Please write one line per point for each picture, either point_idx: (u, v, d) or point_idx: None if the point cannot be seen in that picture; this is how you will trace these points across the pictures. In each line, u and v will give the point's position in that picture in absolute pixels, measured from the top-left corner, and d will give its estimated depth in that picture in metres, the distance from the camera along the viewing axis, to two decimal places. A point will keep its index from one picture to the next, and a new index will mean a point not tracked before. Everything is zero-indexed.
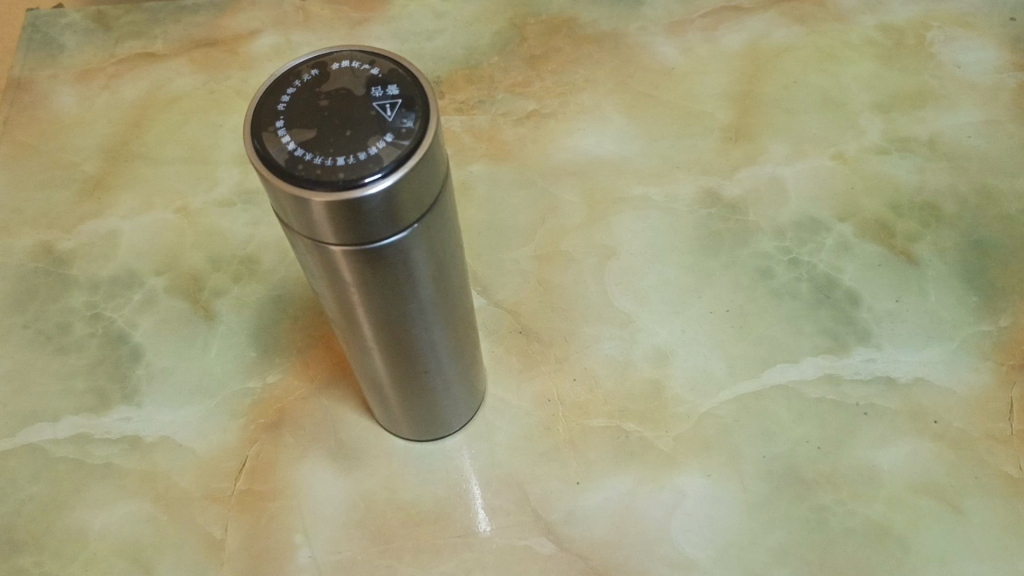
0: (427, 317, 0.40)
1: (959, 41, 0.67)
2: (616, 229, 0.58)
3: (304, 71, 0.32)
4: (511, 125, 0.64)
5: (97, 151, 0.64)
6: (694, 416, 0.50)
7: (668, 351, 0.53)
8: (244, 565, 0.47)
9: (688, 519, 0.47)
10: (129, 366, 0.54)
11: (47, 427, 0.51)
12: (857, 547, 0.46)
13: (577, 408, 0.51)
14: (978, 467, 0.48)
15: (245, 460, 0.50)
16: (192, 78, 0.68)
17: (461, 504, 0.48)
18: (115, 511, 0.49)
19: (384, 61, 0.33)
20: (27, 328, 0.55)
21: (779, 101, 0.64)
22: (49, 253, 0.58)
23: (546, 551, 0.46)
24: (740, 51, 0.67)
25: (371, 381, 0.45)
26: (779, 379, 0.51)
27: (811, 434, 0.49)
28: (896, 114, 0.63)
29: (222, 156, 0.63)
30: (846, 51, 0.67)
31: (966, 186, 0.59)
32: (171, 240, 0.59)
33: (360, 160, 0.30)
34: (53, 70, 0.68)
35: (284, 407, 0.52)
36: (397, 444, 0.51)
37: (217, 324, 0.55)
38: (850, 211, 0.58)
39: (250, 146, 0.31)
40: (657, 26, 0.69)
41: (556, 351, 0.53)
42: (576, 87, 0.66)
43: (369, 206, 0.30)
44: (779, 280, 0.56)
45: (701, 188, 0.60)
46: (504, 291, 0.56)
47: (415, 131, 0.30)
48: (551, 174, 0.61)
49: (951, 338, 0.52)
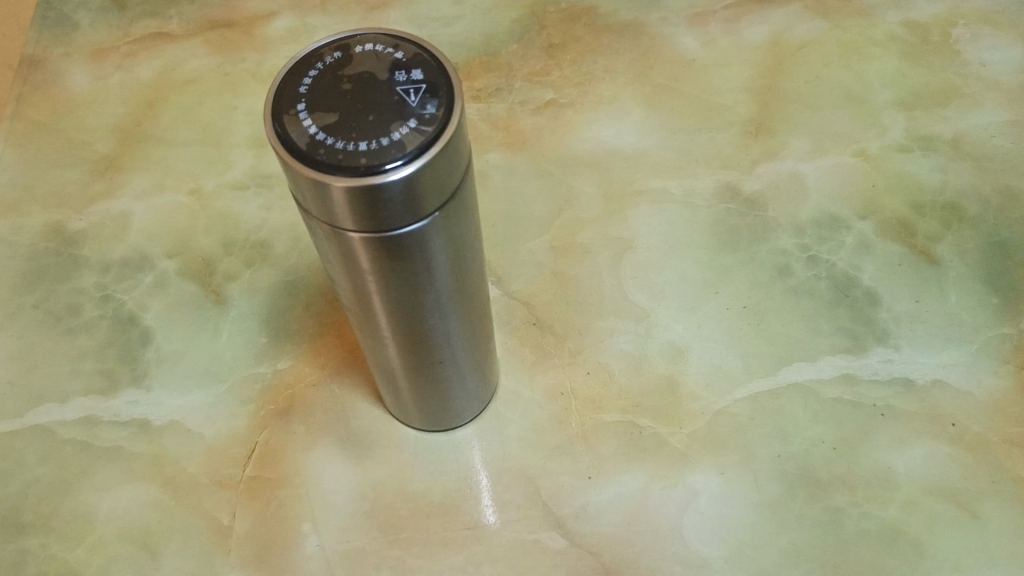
0: (444, 307, 0.39)
1: (985, 39, 0.66)
2: (634, 222, 0.58)
3: (327, 54, 0.32)
4: (529, 113, 0.63)
5: (110, 131, 0.63)
6: (709, 413, 0.50)
7: (683, 347, 0.52)
8: (252, 552, 0.46)
9: (700, 518, 0.46)
10: (139, 349, 0.53)
11: (55, 409, 0.51)
12: (871, 551, 0.45)
13: (591, 402, 0.51)
14: (995, 473, 0.47)
15: (254, 447, 0.50)
16: (207, 60, 0.67)
17: (470, 497, 0.48)
18: (123, 494, 0.48)
19: (409, 45, 0.32)
20: (36, 308, 0.55)
21: (801, 96, 0.63)
22: (61, 233, 0.58)
23: (557, 546, 0.46)
24: (762, 44, 0.66)
25: (383, 369, 0.45)
26: (796, 378, 0.51)
27: (826, 433, 0.49)
28: (919, 111, 0.63)
29: (236, 139, 0.63)
30: (870, 46, 0.66)
31: (990, 187, 0.58)
32: (182, 223, 0.58)
33: (382, 146, 0.29)
34: (67, 47, 0.68)
35: (294, 393, 0.51)
36: (407, 434, 0.50)
37: (228, 308, 0.55)
38: (871, 210, 0.58)
39: (271, 129, 0.30)
40: (678, 17, 0.68)
41: (570, 344, 0.53)
42: (596, 77, 0.65)
43: (390, 193, 0.29)
44: (798, 277, 0.55)
45: (719, 183, 0.59)
46: (518, 282, 0.56)
47: (439, 118, 0.30)
48: (569, 165, 0.60)
49: (970, 341, 0.52)
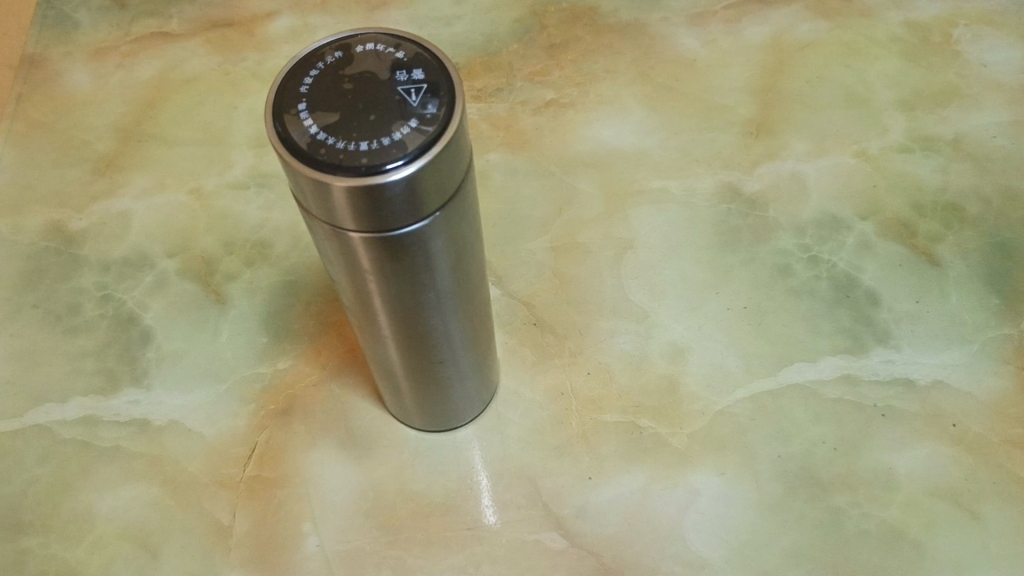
0: (444, 307, 0.39)
1: (986, 40, 0.66)
2: (634, 222, 0.58)
3: (328, 54, 0.32)
4: (529, 113, 0.63)
5: (110, 130, 0.63)
6: (710, 414, 0.50)
7: (684, 347, 0.52)
8: (252, 552, 0.46)
9: (701, 519, 0.46)
10: (139, 348, 0.53)
11: (55, 409, 0.51)
12: (872, 551, 0.45)
13: (591, 402, 0.51)
14: (996, 473, 0.47)
15: (254, 447, 0.49)
16: (207, 60, 0.67)
17: (471, 497, 0.48)
18: (123, 494, 0.48)
19: (410, 44, 0.32)
20: (36, 307, 0.55)
21: (802, 96, 0.63)
22: (61, 232, 0.58)
23: (557, 546, 0.46)
24: (763, 44, 0.66)
25: (384, 369, 0.45)
26: (797, 378, 0.51)
27: (827, 434, 0.49)
28: (920, 112, 0.63)
29: (237, 138, 0.62)
30: (872, 47, 0.66)
31: (990, 187, 0.58)
32: (183, 222, 0.58)
33: (383, 146, 0.29)
34: (67, 46, 0.67)
35: (294, 393, 0.51)
36: (407, 434, 0.50)
37: (229, 308, 0.55)
38: (872, 210, 0.57)
39: (272, 129, 0.30)
40: (679, 17, 0.68)
41: (571, 344, 0.53)
42: (596, 77, 0.65)
43: (391, 193, 0.29)
44: (799, 278, 0.55)
45: (720, 183, 0.59)
46: (519, 282, 0.55)
47: (440, 118, 0.30)
48: (569, 165, 0.60)
49: (971, 342, 0.52)
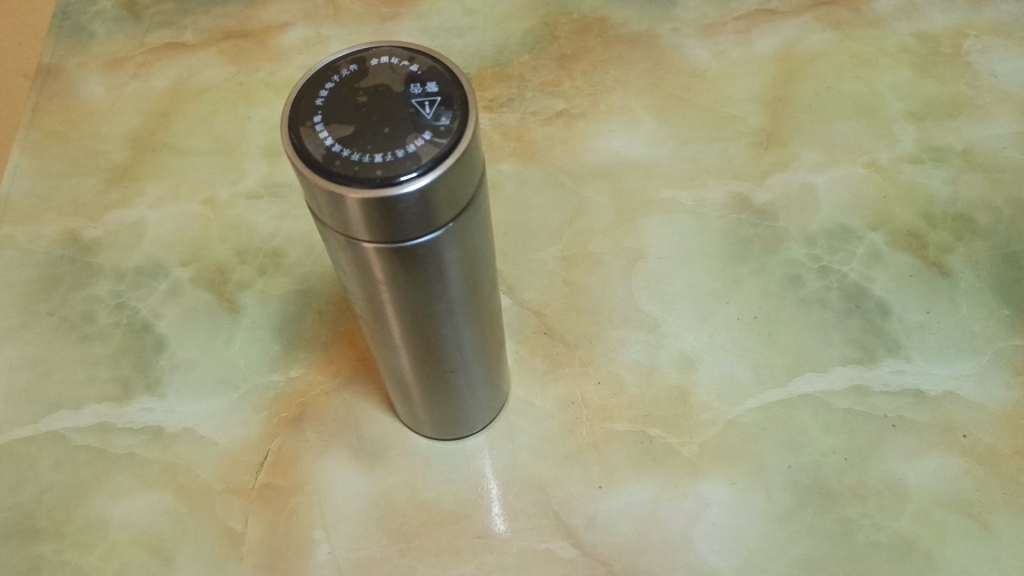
0: (456, 315, 0.39)
1: (996, 51, 0.66)
2: (644, 232, 0.58)
3: (343, 66, 0.32)
4: (540, 124, 0.63)
5: (125, 140, 0.64)
6: (720, 423, 0.50)
7: (694, 357, 0.52)
8: (263, 559, 0.46)
9: (711, 528, 0.46)
10: (153, 356, 0.53)
11: (69, 416, 0.51)
12: (882, 562, 0.45)
13: (602, 412, 0.51)
14: (1007, 484, 0.47)
15: (267, 455, 0.50)
16: (221, 70, 0.68)
17: (480, 506, 0.48)
18: (136, 501, 0.48)
19: (424, 58, 0.32)
20: (52, 314, 0.55)
21: (812, 107, 0.64)
22: (76, 241, 0.58)
23: (567, 555, 0.46)
24: (773, 55, 0.66)
25: (396, 377, 0.45)
26: (807, 389, 0.51)
27: (838, 445, 0.49)
28: (930, 122, 0.63)
29: (250, 148, 0.63)
30: (882, 58, 0.66)
31: (1002, 199, 0.58)
32: (196, 231, 0.59)
33: (398, 158, 0.29)
34: (83, 57, 0.68)
35: (306, 402, 0.52)
36: (418, 443, 0.51)
37: (242, 317, 0.55)
38: (882, 220, 0.58)
39: (288, 141, 0.30)
40: (689, 29, 0.69)
41: (581, 353, 0.53)
42: (607, 87, 0.66)
43: (405, 204, 0.30)
44: (809, 287, 0.55)
45: (730, 193, 0.59)
46: (530, 291, 0.56)
47: (453, 130, 0.30)
48: (580, 175, 0.61)
49: (981, 353, 0.52)
